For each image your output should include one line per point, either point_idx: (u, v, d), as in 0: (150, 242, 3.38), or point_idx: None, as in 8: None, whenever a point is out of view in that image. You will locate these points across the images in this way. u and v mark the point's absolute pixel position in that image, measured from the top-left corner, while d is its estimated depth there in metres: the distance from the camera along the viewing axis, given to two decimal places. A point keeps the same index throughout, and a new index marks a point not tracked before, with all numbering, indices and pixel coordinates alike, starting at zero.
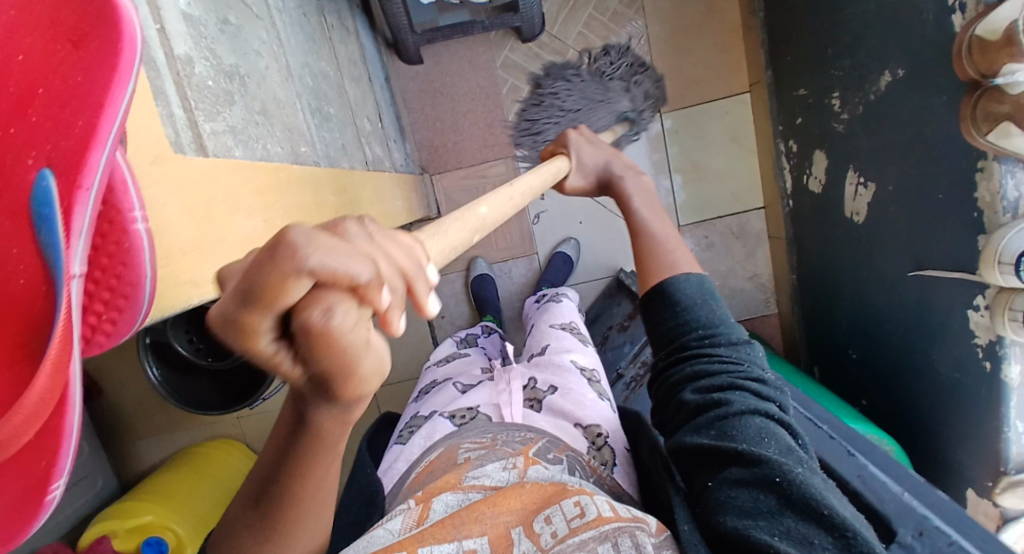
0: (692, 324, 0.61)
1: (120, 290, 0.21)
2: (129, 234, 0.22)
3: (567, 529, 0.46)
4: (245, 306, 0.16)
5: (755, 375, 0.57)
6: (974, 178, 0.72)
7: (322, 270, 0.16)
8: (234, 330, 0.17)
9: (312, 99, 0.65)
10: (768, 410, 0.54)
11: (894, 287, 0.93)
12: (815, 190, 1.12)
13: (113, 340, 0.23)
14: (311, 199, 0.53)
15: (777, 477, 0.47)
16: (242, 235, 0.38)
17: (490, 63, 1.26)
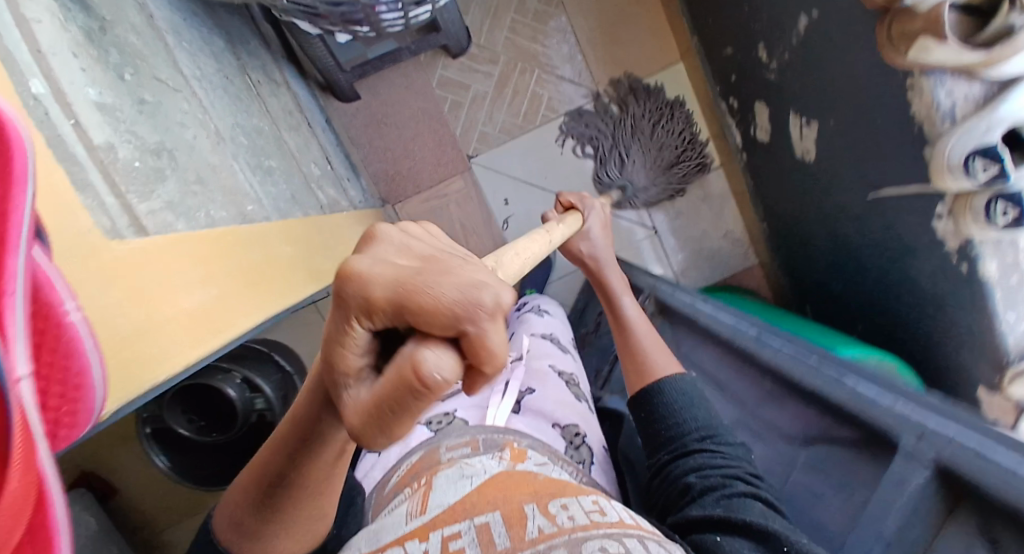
0: (691, 423, 0.61)
1: None
2: None
3: (587, 516, 0.45)
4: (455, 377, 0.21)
5: (753, 470, 0.56)
6: (908, 96, 0.73)
7: (442, 356, 0.20)
8: (360, 304, 0.22)
9: (251, 157, 0.65)
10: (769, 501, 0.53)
11: (859, 214, 0.95)
12: (763, 139, 1.14)
13: None
14: (263, 256, 0.53)
15: (788, 549, 0.46)
16: (185, 309, 0.42)
17: (427, 85, 1.28)
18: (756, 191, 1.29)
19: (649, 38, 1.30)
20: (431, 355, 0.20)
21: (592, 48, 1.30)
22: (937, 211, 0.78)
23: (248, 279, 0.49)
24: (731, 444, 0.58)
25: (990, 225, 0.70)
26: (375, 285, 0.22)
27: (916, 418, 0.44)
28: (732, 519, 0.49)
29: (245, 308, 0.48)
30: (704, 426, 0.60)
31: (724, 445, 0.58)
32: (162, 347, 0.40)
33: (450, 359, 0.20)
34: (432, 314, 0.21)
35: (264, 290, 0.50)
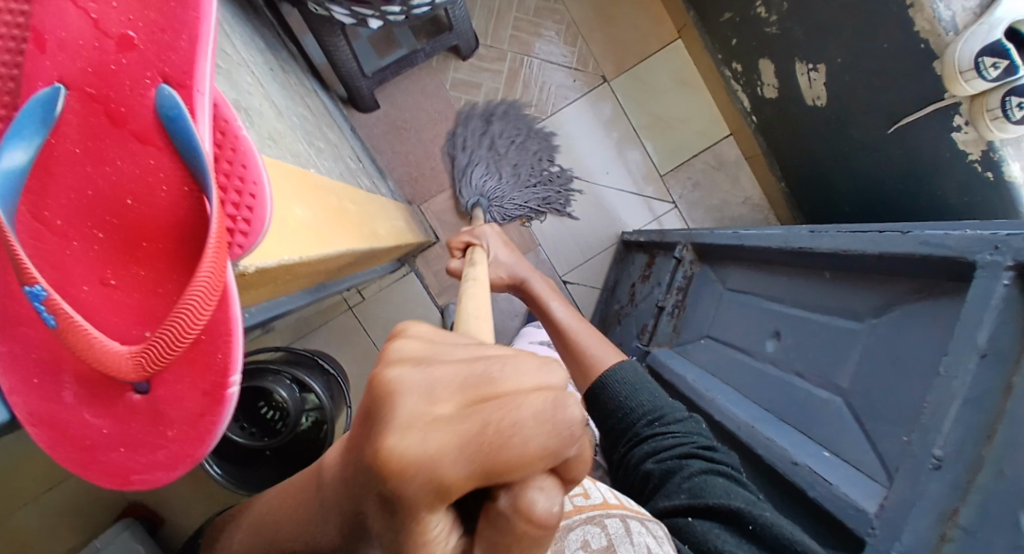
0: (638, 410, 0.66)
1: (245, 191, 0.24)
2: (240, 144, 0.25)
3: (571, 505, 0.49)
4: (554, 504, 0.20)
5: (706, 443, 0.60)
6: (909, 16, 0.76)
7: (548, 488, 0.18)
8: (435, 480, 0.17)
9: (304, 134, 0.69)
10: (727, 471, 0.57)
11: (878, 149, 0.97)
12: (772, 95, 1.18)
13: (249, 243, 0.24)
14: (335, 203, 0.55)
15: (750, 523, 0.50)
16: (295, 218, 0.41)
17: (441, 88, 1.34)
18: (770, 152, 1.32)
19: (646, 22, 1.37)
20: (544, 499, 0.18)
21: (594, 38, 1.37)
22: (954, 123, 0.80)
23: (332, 215, 0.52)
24: (680, 420, 0.63)
25: (1007, 121, 0.71)
26: (455, 460, 0.17)
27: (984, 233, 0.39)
28: (697, 505, 0.53)
29: (338, 237, 0.50)
30: (649, 410, 0.65)
31: (673, 421, 0.63)
32: (300, 245, 0.39)
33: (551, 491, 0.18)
34: (525, 462, 0.17)
35: (344, 227, 0.54)
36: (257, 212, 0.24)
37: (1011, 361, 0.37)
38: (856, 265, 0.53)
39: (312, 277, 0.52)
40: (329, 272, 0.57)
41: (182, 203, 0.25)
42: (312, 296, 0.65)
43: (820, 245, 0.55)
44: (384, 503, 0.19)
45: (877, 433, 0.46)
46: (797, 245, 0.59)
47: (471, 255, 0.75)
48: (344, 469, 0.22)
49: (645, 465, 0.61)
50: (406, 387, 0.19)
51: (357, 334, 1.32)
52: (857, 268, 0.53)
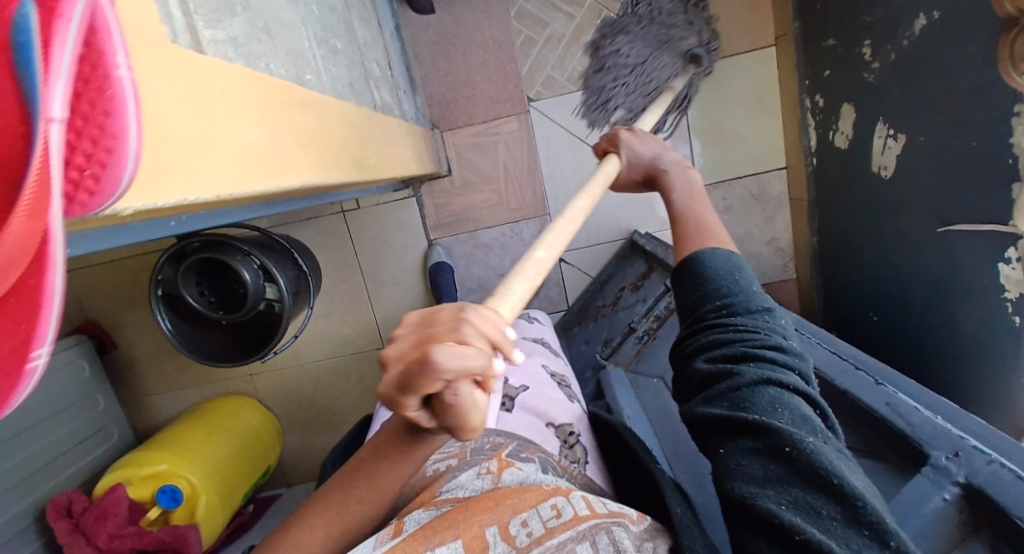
0: (710, 291, 0.51)
1: (102, 144, 0.20)
2: (113, 83, 0.20)
3: (543, 529, 0.44)
4: (402, 393, 0.27)
5: (777, 343, 0.47)
6: (1010, 124, 0.67)
7: (461, 395, 0.27)
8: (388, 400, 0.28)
9: (319, 29, 0.62)
10: (789, 380, 0.44)
11: (919, 248, 0.90)
12: (840, 146, 1.07)
13: (93, 202, 0.21)
14: (317, 124, 0.51)
15: (788, 446, 0.39)
16: (242, 142, 0.37)
17: (504, 14, 1.22)
18: (815, 203, 1.22)
19: (746, 15, 1.22)
20: (461, 400, 0.27)
21: None
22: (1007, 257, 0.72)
23: (302, 141, 0.47)
24: (754, 314, 0.49)
25: None
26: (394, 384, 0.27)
27: (954, 434, 0.48)
28: (735, 418, 0.43)
29: (300, 166, 0.45)
30: (717, 297, 0.51)
31: (747, 314, 0.49)
32: (233, 178, 0.35)
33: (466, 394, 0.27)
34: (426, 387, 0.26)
35: (315, 154, 0.49)
36: (114, 170, 0.20)
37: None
38: (837, 400, 0.59)
39: (267, 197, 0.48)
40: (289, 194, 0.53)
41: (13, 138, 0.18)
42: (285, 209, 0.61)
43: (825, 370, 0.61)
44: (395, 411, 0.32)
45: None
46: None
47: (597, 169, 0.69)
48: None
49: (694, 364, 0.50)
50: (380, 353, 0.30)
51: (342, 239, 1.30)
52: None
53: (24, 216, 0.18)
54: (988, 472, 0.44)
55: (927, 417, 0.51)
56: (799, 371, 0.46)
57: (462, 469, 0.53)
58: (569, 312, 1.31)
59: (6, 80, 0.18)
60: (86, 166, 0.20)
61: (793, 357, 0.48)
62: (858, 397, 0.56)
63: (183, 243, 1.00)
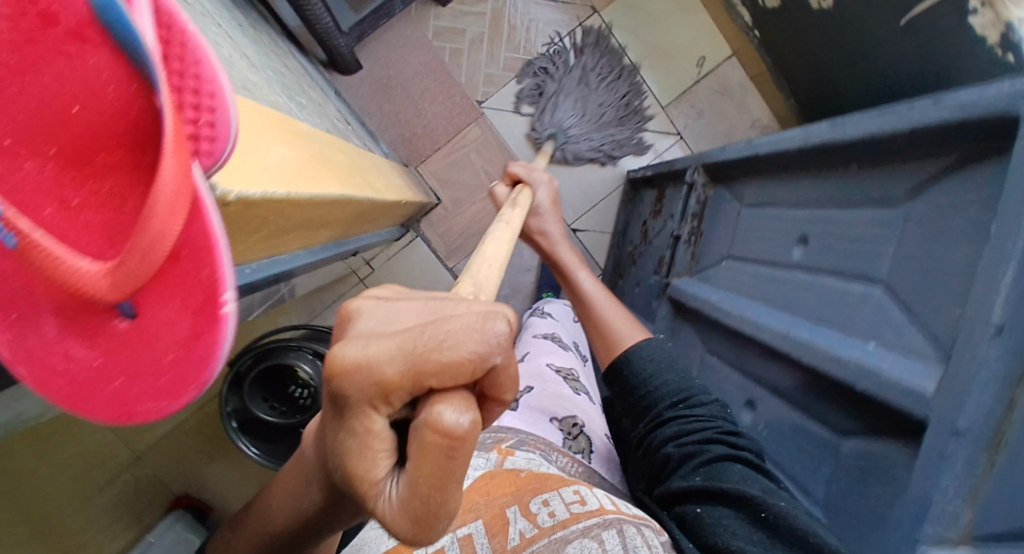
0: (662, 389, 0.63)
1: (202, 92, 0.21)
2: (187, 36, 0.21)
3: (567, 512, 0.46)
4: (404, 367, 0.23)
5: (731, 428, 0.56)
6: None
7: (462, 411, 0.24)
8: (385, 390, 0.24)
9: (283, 89, 0.66)
10: (751, 458, 0.53)
11: (888, 49, 0.90)
12: (774, 4, 1.11)
13: (215, 154, 0.21)
14: (321, 149, 0.53)
15: (763, 511, 0.47)
16: (276, 156, 0.38)
17: (424, 39, 1.27)
18: (775, 69, 1.25)
19: None
20: (458, 419, 0.24)
21: None
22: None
23: (318, 162, 0.48)
24: (706, 402, 0.60)
25: None
26: (406, 376, 0.23)
27: None
28: (712, 488, 0.51)
29: (325, 181, 0.47)
30: (672, 391, 0.63)
31: (699, 404, 0.60)
32: (286, 181, 0.36)
33: (472, 407, 0.24)
34: (450, 370, 0.24)
35: (332, 174, 0.51)
36: (222, 115, 0.21)
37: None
38: (884, 150, 0.49)
39: (309, 229, 0.50)
40: (324, 227, 0.55)
41: (128, 97, 0.19)
42: (322, 254, 0.63)
43: (846, 132, 0.52)
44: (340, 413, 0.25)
45: (920, 319, 0.42)
46: (819, 140, 0.55)
47: (514, 196, 0.73)
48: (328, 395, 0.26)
49: (667, 449, 0.58)
50: (368, 321, 0.27)
51: None
52: (879, 150, 0.49)
53: (170, 148, 0.18)
54: None
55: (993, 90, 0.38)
56: (756, 450, 0.55)
57: (470, 454, 0.55)
58: (606, 270, 1.34)
59: (106, 50, 0.18)
60: (196, 118, 0.21)
61: (747, 438, 0.57)
62: (895, 128, 0.46)
63: (237, 367, 1.01)
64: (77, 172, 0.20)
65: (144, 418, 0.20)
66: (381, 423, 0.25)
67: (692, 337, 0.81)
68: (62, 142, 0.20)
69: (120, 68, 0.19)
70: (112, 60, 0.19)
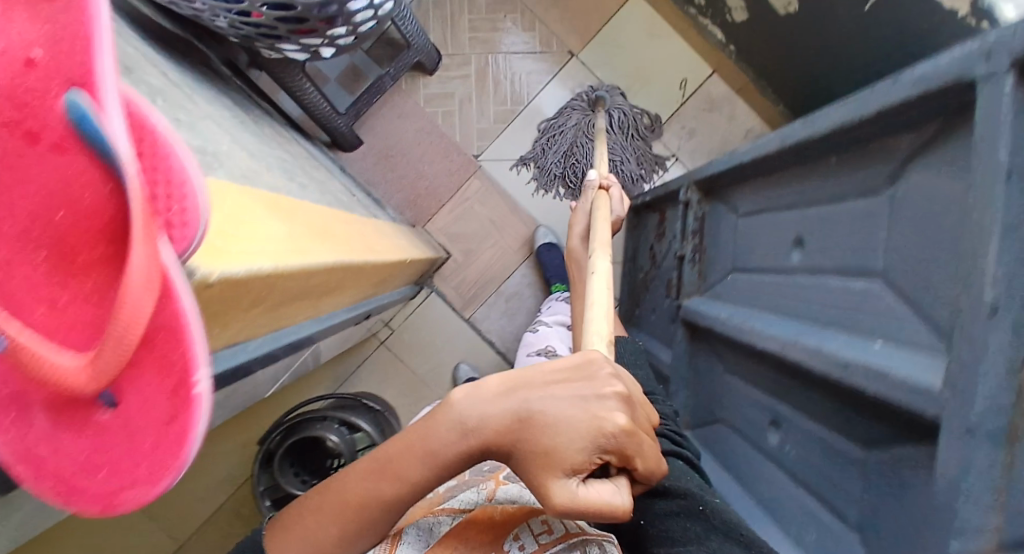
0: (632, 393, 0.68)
1: (172, 185, 0.23)
2: (155, 136, 0.23)
3: (535, 544, 0.46)
4: (642, 460, 0.36)
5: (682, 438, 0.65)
6: None
7: (624, 484, 0.35)
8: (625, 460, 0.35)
9: (284, 173, 0.71)
10: (687, 459, 0.60)
11: (869, 34, 0.89)
12: (743, 19, 1.12)
13: (189, 230, 0.23)
14: (316, 220, 0.56)
15: (699, 506, 0.52)
16: (271, 231, 0.41)
17: (416, 106, 1.34)
18: (760, 78, 1.25)
19: None
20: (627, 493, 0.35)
21: (552, 17, 1.34)
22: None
23: (313, 233, 0.51)
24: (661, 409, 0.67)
25: None
26: (619, 421, 0.34)
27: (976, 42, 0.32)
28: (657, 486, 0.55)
29: (320, 248, 0.49)
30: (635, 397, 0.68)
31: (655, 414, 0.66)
32: (275, 252, 0.39)
33: (619, 488, 0.35)
34: (646, 472, 0.36)
35: (328, 242, 0.53)
36: (190, 199, 0.23)
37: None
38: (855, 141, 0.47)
39: (313, 299, 0.52)
40: (330, 294, 0.57)
41: (105, 198, 0.22)
42: (332, 324, 0.65)
43: (817, 128, 0.49)
44: (524, 424, 0.35)
45: (916, 300, 0.39)
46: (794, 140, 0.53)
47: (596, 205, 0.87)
48: (501, 398, 0.37)
49: None
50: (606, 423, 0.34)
51: (397, 365, 1.35)
52: (856, 138, 0.46)
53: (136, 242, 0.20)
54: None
55: (937, 62, 0.35)
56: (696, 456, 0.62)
57: (463, 487, 0.52)
58: (623, 297, 1.32)
59: (99, 174, 0.22)
60: (151, 199, 0.23)
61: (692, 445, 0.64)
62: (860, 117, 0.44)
63: (267, 445, 1.08)
64: (60, 276, 0.23)
65: (128, 503, 0.22)
66: (578, 449, 0.34)
67: (709, 354, 0.79)
68: (47, 231, 0.22)
69: (92, 166, 0.22)
70: (100, 169, 0.21)
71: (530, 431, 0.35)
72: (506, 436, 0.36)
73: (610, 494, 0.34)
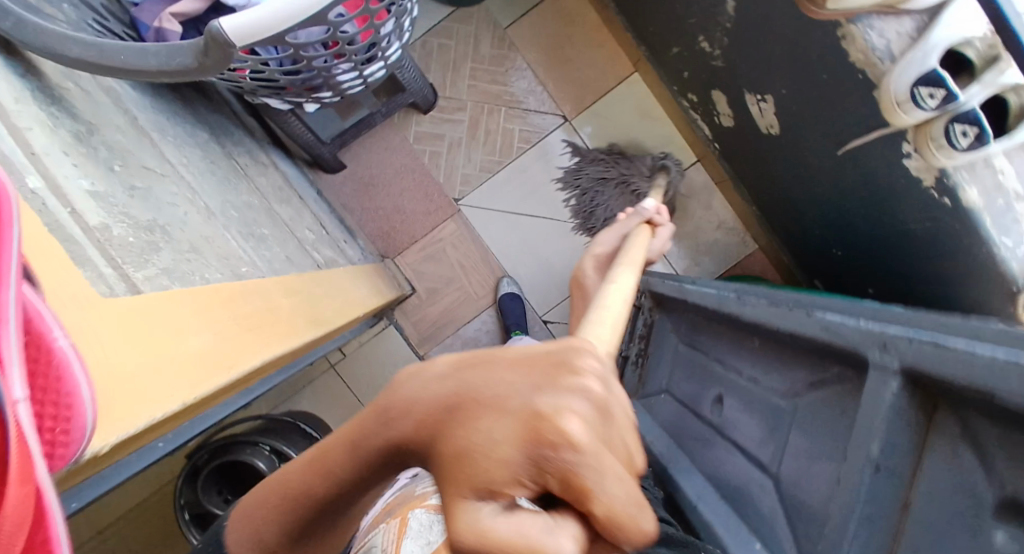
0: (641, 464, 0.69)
1: (61, 402, 0.25)
2: (57, 351, 0.25)
3: None
4: (627, 503, 0.19)
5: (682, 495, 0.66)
6: (843, 48, 0.73)
7: (574, 533, 0.18)
8: (588, 497, 0.18)
9: (242, 227, 0.71)
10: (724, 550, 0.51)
11: (835, 173, 0.94)
12: (728, 124, 1.17)
13: (72, 447, 0.25)
14: (261, 305, 0.56)
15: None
16: (188, 350, 0.42)
17: (405, 142, 1.36)
18: (737, 177, 1.30)
19: (599, 60, 1.37)
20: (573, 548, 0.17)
21: (552, 80, 1.37)
22: (917, 97, 0.66)
23: (250, 326, 0.51)
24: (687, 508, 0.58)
25: (919, 108, 0.68)
26: (561, 419, 0.18)
27: (875, 328, 0.39)
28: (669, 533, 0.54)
29: (250, 347, 0.50)
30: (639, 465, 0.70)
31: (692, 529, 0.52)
32: (179, 388, 0.40)
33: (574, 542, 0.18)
34: (634, 532, 0.19)
35: (265, 333, 0.53)
36: (78, 418, 0.25)
37: (898, 477, 0.38)
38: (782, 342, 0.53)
39: (233, 386, 0.52)
40: (257, 373, 0.58)
41: None
42: (262, 390, 0.65)
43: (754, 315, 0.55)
44: (447, 410, 0.20)
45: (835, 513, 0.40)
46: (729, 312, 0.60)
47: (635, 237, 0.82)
48: (436, 375, 0.22)
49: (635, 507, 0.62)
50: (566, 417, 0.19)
51: (340, 394, 1.33)
52: (787, 344, 0.52)
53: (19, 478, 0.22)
54: (921, 350, 0.35)
55: (853, 322, 0.42)
56: None
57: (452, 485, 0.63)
58: None
59: None
60: (55, 419, 0.25)
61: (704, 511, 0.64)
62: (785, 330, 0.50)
63: (194, 461, 1.03)
64: None
65: None
66: (497, 452, 0.18)
67: None
68: None
69: None
70: None
71: (444, 416, 0.20)
72: (415, 426, 0.22)
73: (520, 546, 0.16)
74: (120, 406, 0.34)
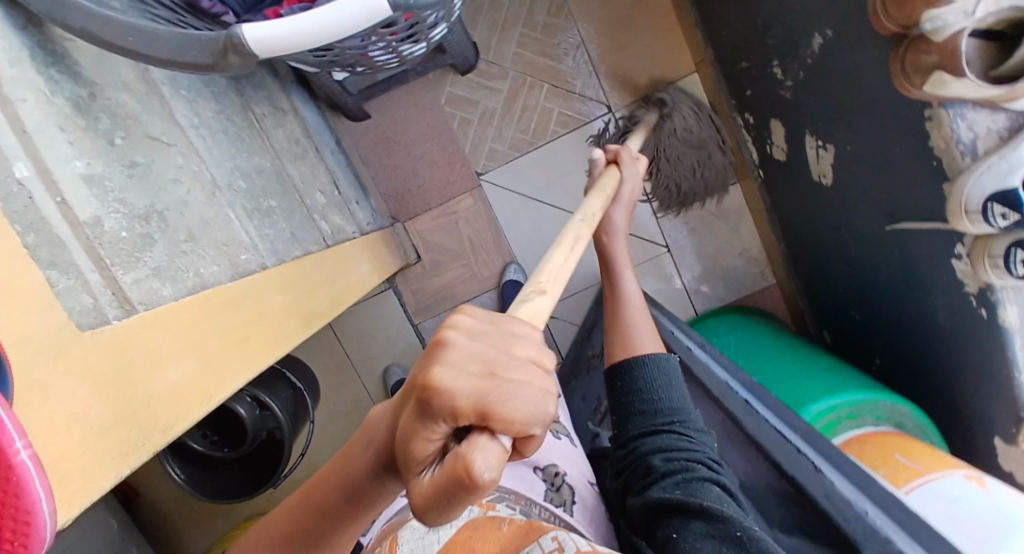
0: (660, 405, 0.66)
1: (21, 517, 0.23)
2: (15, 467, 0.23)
3: None
4: (494, 392, 0.25)
5: (713, 456, 0.62)
6: (926, 128, 0.66)
7: (485, 444, 0.23)
8: (475, 416, 0.24)
9: (248, 200, 0.67)
10: (726, 484, 0.57)
11: (878, 246, 0.89)
12: (780, 157, 1.09)
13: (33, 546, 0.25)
14: (253, 312, 0.54)
15: (739, 532, 0.50)
16: (166, 384, 0.40)
17: (436, 102, 1.27)
18: (774, 210, 1.24)
19: (657, 53, 1.26)
20: (488, 456, 0.23)
21: (604, 64, 1.26)
22: (988, 213, 0.61)
23: (234, 342, 0.49)
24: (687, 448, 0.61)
25: (988, 225, 0.63)
26: (456, 371, 0.25)
27: (881, 536, 0.53)
28: (690, 503, 0.54)
29: (233, 367, 0.47)
30: (645, 408, 0.66)
31: (698, 476, 0.57)
32: (151, 427, 0.37)
33: (489, 446, 0.23)
34: (516, 418, 0.25)
35: (250, 347, 0.51)
36: (37, 528, 0.24)
37: None
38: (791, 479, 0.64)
39: None
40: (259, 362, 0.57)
41: None
42: None
43: (769, 445, 0.68)
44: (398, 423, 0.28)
45: None
46: (743, 421, 0.73)
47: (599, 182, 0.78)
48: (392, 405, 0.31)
49: (652, 460, 0.61)
50: (445, 364, 0.26)
51: (330, 346, 1.34)
52: (786, 482, 0.65)
53: None
54: None
55: (858, 509, 0.56)
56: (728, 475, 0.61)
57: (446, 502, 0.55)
58: (564, 363, 1.31)
59: None
60: (14, 536, 0.23)
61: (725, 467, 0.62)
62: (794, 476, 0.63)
63: None
64: None
65: None
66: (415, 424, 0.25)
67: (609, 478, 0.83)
68: None
69: None
70: None
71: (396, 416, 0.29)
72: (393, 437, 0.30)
73: (447, 473, 0.23)
74: (83, 472, 0.32)
